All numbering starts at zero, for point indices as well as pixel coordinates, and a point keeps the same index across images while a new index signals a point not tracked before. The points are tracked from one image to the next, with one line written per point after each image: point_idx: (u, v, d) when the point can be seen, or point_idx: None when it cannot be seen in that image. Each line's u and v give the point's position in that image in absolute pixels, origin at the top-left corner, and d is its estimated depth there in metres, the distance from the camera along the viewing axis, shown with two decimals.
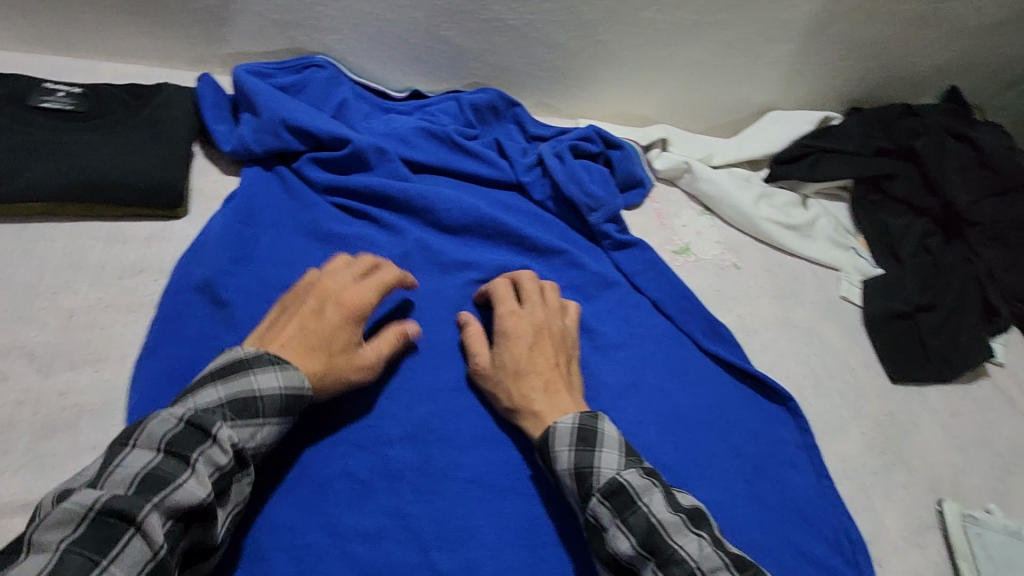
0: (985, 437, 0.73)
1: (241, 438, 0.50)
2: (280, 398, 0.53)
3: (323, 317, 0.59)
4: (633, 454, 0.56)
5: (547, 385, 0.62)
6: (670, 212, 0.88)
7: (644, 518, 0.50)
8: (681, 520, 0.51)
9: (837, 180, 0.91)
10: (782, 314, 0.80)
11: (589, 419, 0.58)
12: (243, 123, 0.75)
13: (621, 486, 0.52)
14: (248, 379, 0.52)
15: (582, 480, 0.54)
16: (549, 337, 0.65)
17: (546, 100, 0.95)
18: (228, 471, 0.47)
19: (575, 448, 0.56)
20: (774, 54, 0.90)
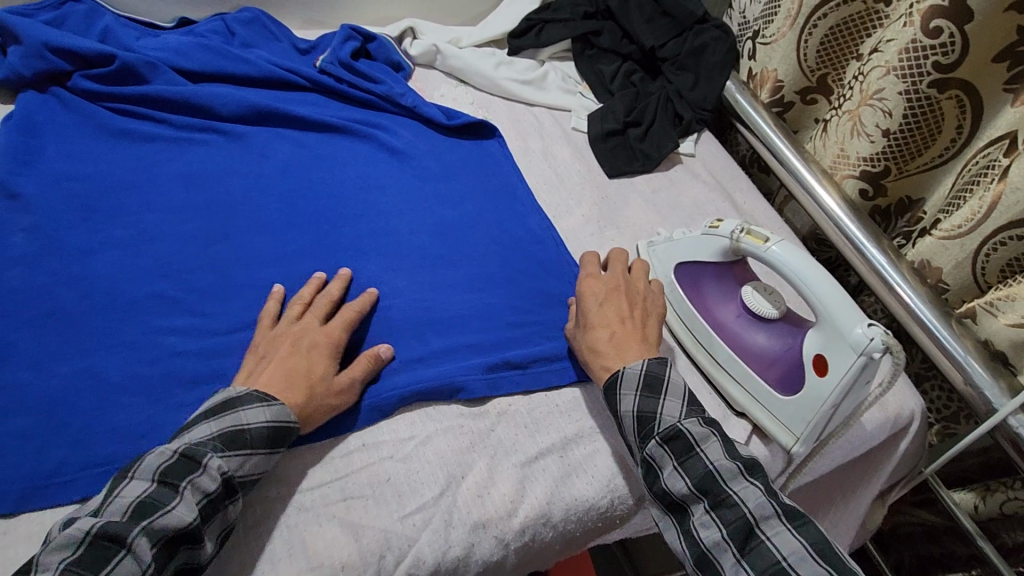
0: (678, 202, 0.98)
1: (231, 467, 0.53)
2: (267, 429, 0.56)
3: (291, 355, 0.62)
4: (695, 404, 0.63)
5: (616, 334, 0.68)
6: (429, 87, 1.06)
7: (701, 465, 0.57)
8: (738, 468, 0.57)
9: (561, 42, 1.14)
10: (524, 146, 1.01)
11: (656, 365, 0.64)
12: (8, 52, 0.83)
13: (680, 433, 0.59)
14: (237, 415, 0.56)
15: (644, 423, 0.61)
16: (622, 291, 0.72)
17: (309, 15, 1.09)
18: (216, 498, 0.51)
19: (641, 393, 0.62)
20: None
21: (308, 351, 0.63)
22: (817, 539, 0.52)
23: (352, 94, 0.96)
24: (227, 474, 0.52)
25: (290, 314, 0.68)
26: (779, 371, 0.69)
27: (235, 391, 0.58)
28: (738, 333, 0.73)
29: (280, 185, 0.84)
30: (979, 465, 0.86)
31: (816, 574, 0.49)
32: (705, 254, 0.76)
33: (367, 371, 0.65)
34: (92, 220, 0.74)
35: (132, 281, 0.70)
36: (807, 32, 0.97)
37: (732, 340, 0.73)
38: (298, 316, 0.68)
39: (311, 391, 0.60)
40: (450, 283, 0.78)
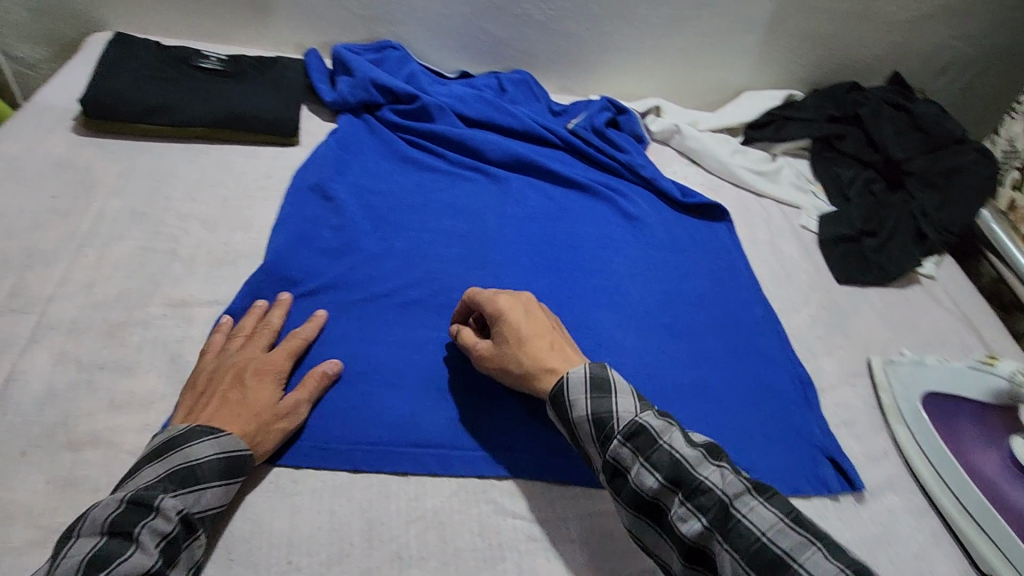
0: (914, 323, 0.92)
1: (187, 505, 0.53)
2: (218, 463, 0.55)
3: (249, 394, 0.61)
4: (641, 396, 0.62)
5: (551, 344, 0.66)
6: (664, 163, 1.11)
7: (666, 455, 0.56)
8: (702, 454, 0.56)
9: (800, 140, 1.14)
10: (752, 234, 1.01)
11: (599, 366, 0.62)
12: (342, 82, 1.00)
13: (641, 428, 0.58)
14: (183, 451, 0.55)
15: (600, 425, 0.59)
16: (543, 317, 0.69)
17: (564, 83, 1.20)
18: (177, 538, 0.51)
19: (591, 395, 0.60)
20: (743, 44, 1.15)
21: (251, 379, 0.62)
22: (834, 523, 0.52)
23: (597, 158, 1.04)
24: (183, 513, 0.52)
25: (214, 345, 0.65)
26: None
27: (180, 428, 0.56)
28: (1004, 488, 0.67)
29: (530, 228, 0.92)
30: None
31: (827, 570, 0.49)
32: (971, 392, 0.72)
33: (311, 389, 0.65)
34: (382, 230, 0.86)
35: (408, 289, 0.79)
36: None
37: (996, 494, 0.67)
38: (263, 345, 0.67)
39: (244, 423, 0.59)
40: (675, 356, 0.79)
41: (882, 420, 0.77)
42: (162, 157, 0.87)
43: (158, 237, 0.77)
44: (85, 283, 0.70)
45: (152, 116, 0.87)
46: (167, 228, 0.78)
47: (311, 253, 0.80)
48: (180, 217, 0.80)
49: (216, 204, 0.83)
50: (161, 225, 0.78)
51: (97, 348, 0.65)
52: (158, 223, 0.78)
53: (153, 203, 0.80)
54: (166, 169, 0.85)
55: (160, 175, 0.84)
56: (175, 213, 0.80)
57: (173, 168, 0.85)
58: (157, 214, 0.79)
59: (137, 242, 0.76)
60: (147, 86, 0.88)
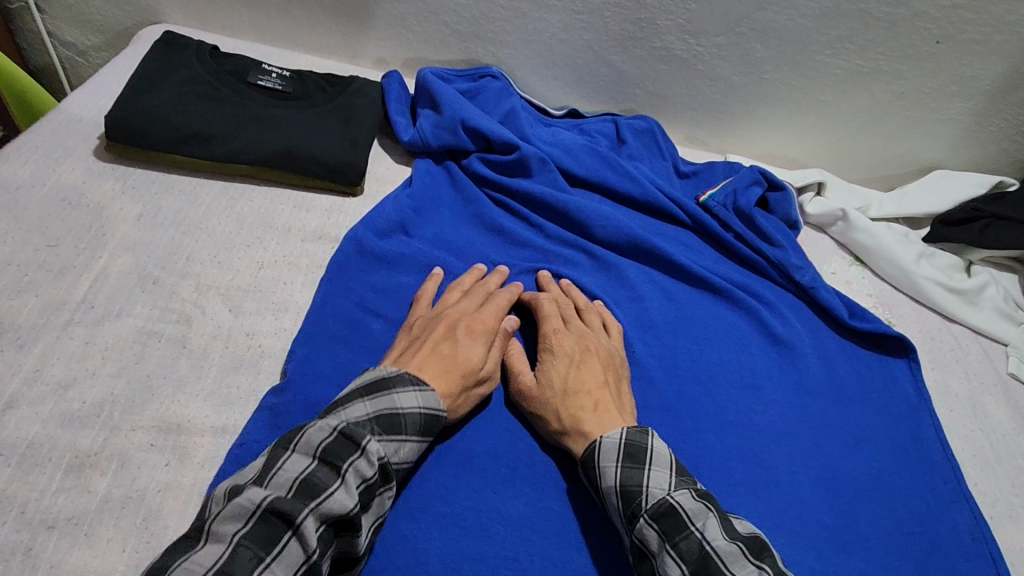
0: None
1: (388, 453, 0.50)
2: (419, 418, 0.52)
3: (461, 352, 0.58)
4: (686, 474, 0.52)
5: (599, 397, 0.58)
6: (819, 258, 0.85)
7: (696, 546, 0.46)
8: (739, 548, 0.46)
9: (1013, 249, 0.84)
10: (942, 382, 0.74)
11: (637, 434, 0.54)
12: (424, 118, 0.80)
13: (671, 509, 0.48)
14: (391, 396, 0.52)
15: (627, 500, 0.50)
16: (597, 356, 0.62)
17: (695, 134, 0.96)
18: (374, 485, 0.48)
19: (622, 464, 0.52)
20: (949, 112, 0.87)
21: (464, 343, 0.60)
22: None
23: (737, 248, 0.79)
24: (383, 460, 0.49)
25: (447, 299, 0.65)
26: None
27: (388, 371, 0.54)
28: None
29: (642, 344, 0.69)
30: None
31: None
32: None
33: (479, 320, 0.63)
34: (450, 330, 0.66)
35: (475, 429, 0.59)
36: None
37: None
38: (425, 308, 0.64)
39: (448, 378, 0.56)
40: None
41: None
42: (193, 200, 0.69)
43: (165, 316, 0.59)
44: (61, 380, 0.53)
45: (189, 147, 0.70)
46: (179, 305, 0.60)
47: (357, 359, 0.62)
48: (198, 289, 0.62)
49: (247, 273, 0.65)
50: (173, 299, 0.61)
51: (51, 489, 0.47)
52: (171, 294, 0.61)
53: (170, 264, 0.63)
54: (196, 217, 0.68)
55: (185, 225, 0.67)
56: (194, 283, 0.62)
57: (203, 218, 0.68)
58: (170, 282, 0.62)
59: (140, 321, 0.58)
60: (189, 107, 0.71)
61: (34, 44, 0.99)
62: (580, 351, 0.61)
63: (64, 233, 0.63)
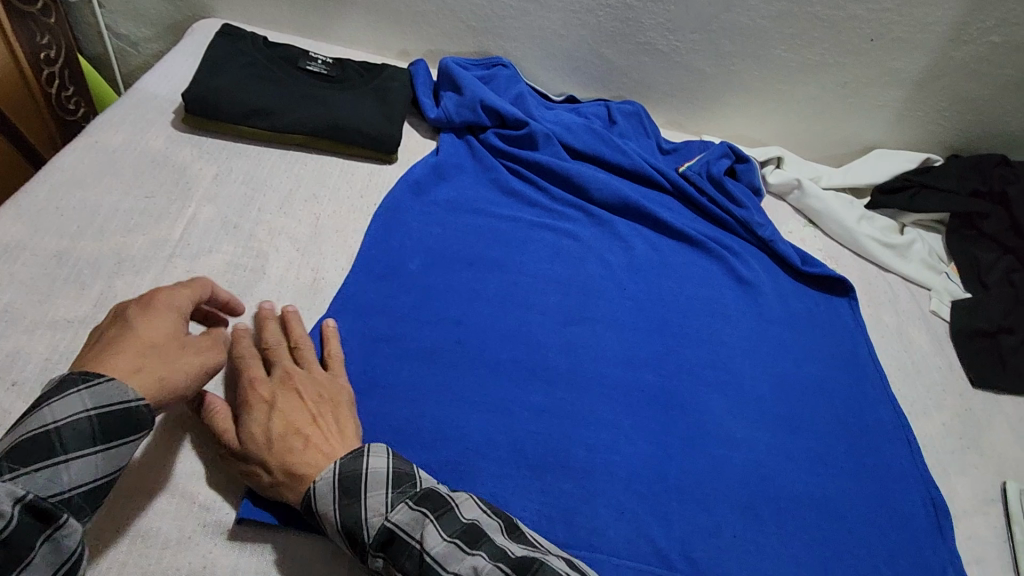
0: None
1: (31, 487, 0.42)
2: (84, 422, 0.45)
3: (150, 336, 0.52)
4: (425, 478, 0.54)
5: (298, 432, 0.55)
6: (778, 220, 1.01)
7: (418, 558, 0.48)
8: (454, 539, 0.49)
9: (935, 213, 1.02)
10: (875, 316, 0.91)
11: (362, 459, 0.53)
12: (447, 99, 0.94)
13: (392, 534, 0.50)
14: (41, 412, 0.45)
15: (352, 537, 0.50)
16: (319, 400, 0.58)
17: (675, 118, 1.12)
18: (19, 536, 0.39)
19: (340, 502, 0.51)
20: (884, 99, 1.04)
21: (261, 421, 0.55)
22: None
23: (710, 209, 0.95)
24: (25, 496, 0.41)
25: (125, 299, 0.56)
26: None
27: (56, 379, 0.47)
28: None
29: (632, 282, 0.84)
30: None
31: None
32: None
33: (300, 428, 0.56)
34: (476, 268, 0.80)
35: (500, 342, 0.73)
36: None
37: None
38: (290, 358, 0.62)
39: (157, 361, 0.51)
40: (789, 456, 0.71)
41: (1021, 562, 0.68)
42: (258, 163, 0.83)
43: (248, 253, 0.73)
44: None
45: (255, 119, 0.83)
46: (258, 244, 0.74)
47: (402, 289, 0.75)
48: (271, 233, 0.75)
49: (308, 222, 0.78)
50: (252, 240, 0.74)
51: None
52: (250, 236, 0.74)
53: (246, 214, 0.76)
54: (262, 177, 0.81)
55: (254, 183, 0.80)
56: (267, 228, 0.76)
57: (267, 178, 0.81)
58: (248, 227, 0.75)
59: (226, 257, 0.71)
60: (254, 86, 0.84)
61: (88, 35, 1.11)
62: (309, 397, 0.58)
63: (156, 187, 0.75)
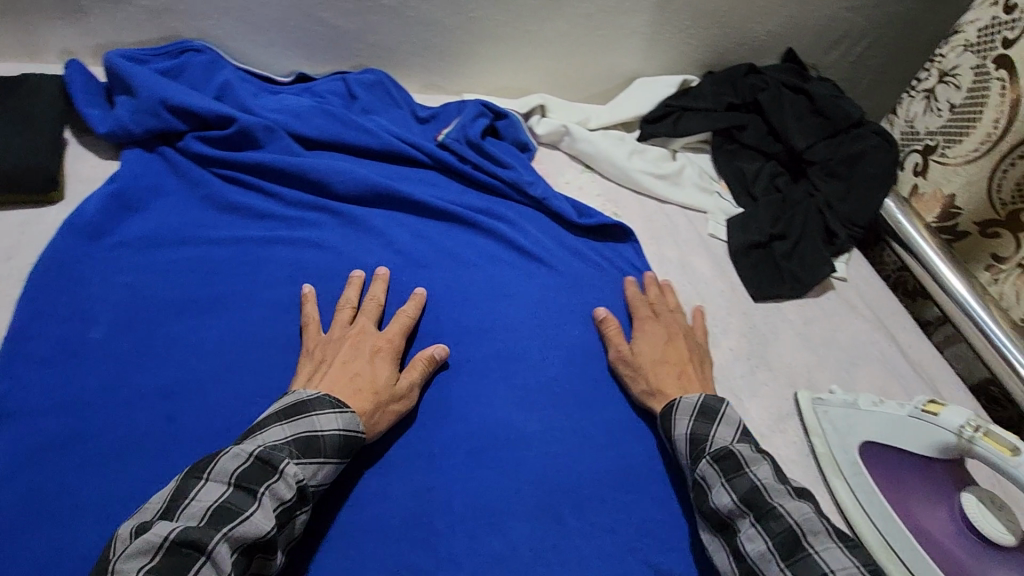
0: (833, 338, 0.85)
1: (307, 476, 0.53)
2: (338, 438, 0.56)
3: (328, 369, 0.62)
4: (747, 435, 0.63)
5: (360, 391, 0.61)
6: (554, 172, 0.96)
7: (751, 482, 0.57)
8: (786, 488, 0.57)
9: (700, 133, 1.03)
10: (656, 252, 0.89)
11: (714, 399, 0.65)
12: (121, 105, 0.74)
13: (730, 453, 0.59)
14: (310, 420, 0.56)
15: (696, 444, 0.62)
16: (384, 358, 0.64)
17: (430, 79, 1.01)
18: (174, 560, 0.44)
19: (694, 419, 0.63)
20: (631, 25, 1.01)
21: (375, 412, 0.60)
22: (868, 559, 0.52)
23: (476, 177, 0.86)
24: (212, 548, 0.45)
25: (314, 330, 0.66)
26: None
27: (304, 396, 0.58)
28: (959, 555, 0.58)
29: (397, 283, 0.74)
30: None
31: None
32: (913, 445, 0.62)
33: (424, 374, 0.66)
34: (187, 317, 0.66)
35: (228, 404, 0.61)
36: (1006, 164, 0.84)
37: (948, 561, 0.58)
38: (348, 320, 0.67)
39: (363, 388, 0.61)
40: (583, 431, 0.67)
41: (817, 472, 0.68)
42: None
43: None
44: None
45: None
46: None
47: (89, 368, 0.61)
48: None
49: None
50: None
51: None
52: None
53: None
54: None
55: None
56: None
57: None
58: None
59: None
60: None
61: None
62: (371, 353, 0.64)
63: None
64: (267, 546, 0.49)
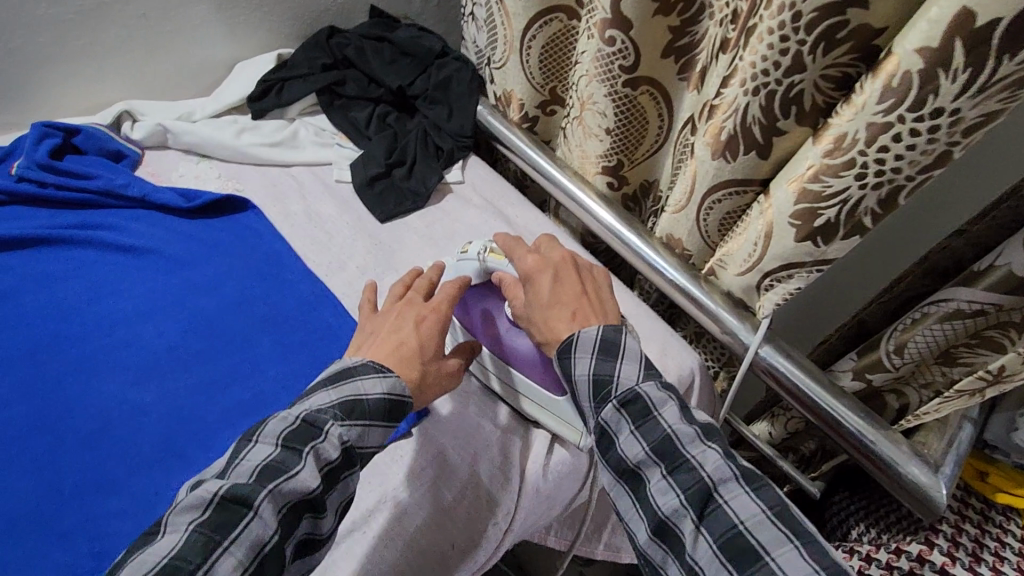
0: (451, 231, 1.01)
1: (351, 437, 0.60)
2: (383, 400, 0.63)
3: (396, 335, 0.70)
4: (651, 367, 0.65)
5: (405, 358, 0.68)
6: (165, 169, 0.98)
7: (660, 428, 0.59)
8: (695, 432, 0.59)
9: (307, 97, 1.11)
10: (281, 211, 0.97)
11: (612, 333, 0.67)
12: None
13: (638, 397, 0.61)
14: (355, 385, 0.63)
15: (600, 386, 0.64)
16: (430, 321, 0.72)
17: (2, 119, 0.98)
18: (227, 520, 0.50)
19: (596, 356, 0.66)
20: (197, 16, 1.04)
21: (556, 279, 0.74)
22: (774, 503, 0.54)
23: (62, 197, 0.86)
24: (258, 502, 0.51)
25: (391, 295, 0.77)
26: (549, 375, 0.78)
27: (352, 364, 0.65)
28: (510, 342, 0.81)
29: None
30: (886, 300, 0.82)
31: (772, 536, 0.52)
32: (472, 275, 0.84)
33: (467, 360, 0.77)
34: None
35: None
36: (525, 53, 1.04)
37: (506, 352, 0.81)
38: (399, 296, 0.77)
39: (407, 342, 0.69)
40: (215, 378, 0.77)
41: None
42: None
43: None
44: None
45: None
46: None
47: None
48: None
49: None
50: None
51: None
52: None
53: None
54: None
55: None
56: None
57: None
58: None
59: None
60: None
61: None
62: (415, 321, 0.72)
63: None
64: (314, 506, 0.55)
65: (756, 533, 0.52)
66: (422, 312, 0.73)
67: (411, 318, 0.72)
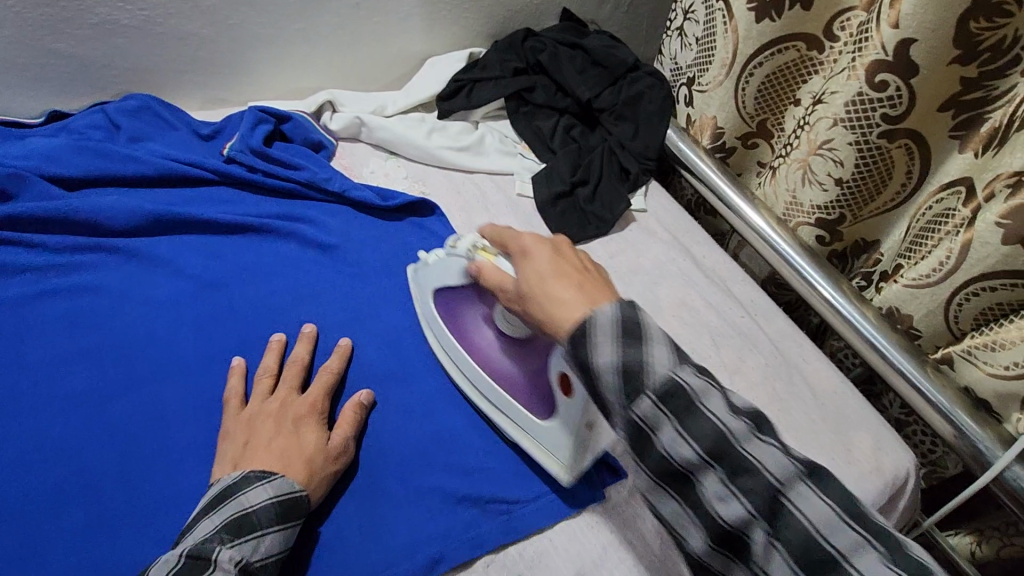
0: (638, 265, 0.94)
1: (245, 554, 0.53)
2: (271, 508, 0.56)
3: (536, 267, 0.57)
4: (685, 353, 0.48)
5: (288, 462, 0.61)
6: (357, 164, 0.97)
7: (713, 427, 0.45)
8: (750, 424, 0.46)
9: (494, 101, 1.06)
10: (466, 222, 0.94)
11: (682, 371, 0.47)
12: None
13: (676, 387, 0.46)
14: (238, 501, 0.56)
15: (630, 376, 0.46)
16: (303, 423, 0.65)
17: (213, 94, 0.98)
18: None
19: (620, 343, 0.47)
20: (403, 9, 1.01)
21: (555, 252, 0.58)
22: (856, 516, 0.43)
23: (270, 185, 0.86)
24: None
25: (260, 389, 0.69)
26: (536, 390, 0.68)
27: (231, 479, 0.58)
28: (491, 354, 0.71)
29: (189, 305, 0.76)
30: None
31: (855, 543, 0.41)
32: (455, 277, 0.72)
33: (356, 422, 0.68)
34: None
35: (23, 461, 0.63)
36: (743, 81, 0.94)
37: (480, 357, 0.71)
38: (268, 388, 0.69)
39: (587, 288, 0.54)
40: (407, 403, 0.73)
41: None
42: None
43: None
44: None
45: None
46: None
47: None
48: None
49: None
50: None
51: None
52: None
53: None
54: None
55: None
56: None
57: None
58: None
59: None
60: None
61: None
62: (295, 419, 0.65)
63: None
64: None
65: (829, 537, 0.42)
66: (538, 275, 0.57)
67: (538, 279, 0.56)
